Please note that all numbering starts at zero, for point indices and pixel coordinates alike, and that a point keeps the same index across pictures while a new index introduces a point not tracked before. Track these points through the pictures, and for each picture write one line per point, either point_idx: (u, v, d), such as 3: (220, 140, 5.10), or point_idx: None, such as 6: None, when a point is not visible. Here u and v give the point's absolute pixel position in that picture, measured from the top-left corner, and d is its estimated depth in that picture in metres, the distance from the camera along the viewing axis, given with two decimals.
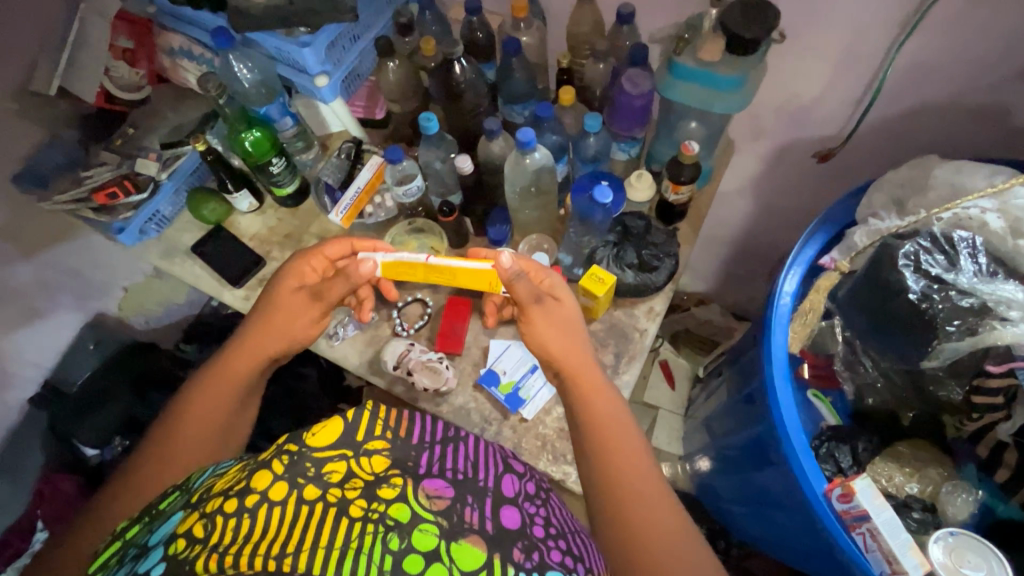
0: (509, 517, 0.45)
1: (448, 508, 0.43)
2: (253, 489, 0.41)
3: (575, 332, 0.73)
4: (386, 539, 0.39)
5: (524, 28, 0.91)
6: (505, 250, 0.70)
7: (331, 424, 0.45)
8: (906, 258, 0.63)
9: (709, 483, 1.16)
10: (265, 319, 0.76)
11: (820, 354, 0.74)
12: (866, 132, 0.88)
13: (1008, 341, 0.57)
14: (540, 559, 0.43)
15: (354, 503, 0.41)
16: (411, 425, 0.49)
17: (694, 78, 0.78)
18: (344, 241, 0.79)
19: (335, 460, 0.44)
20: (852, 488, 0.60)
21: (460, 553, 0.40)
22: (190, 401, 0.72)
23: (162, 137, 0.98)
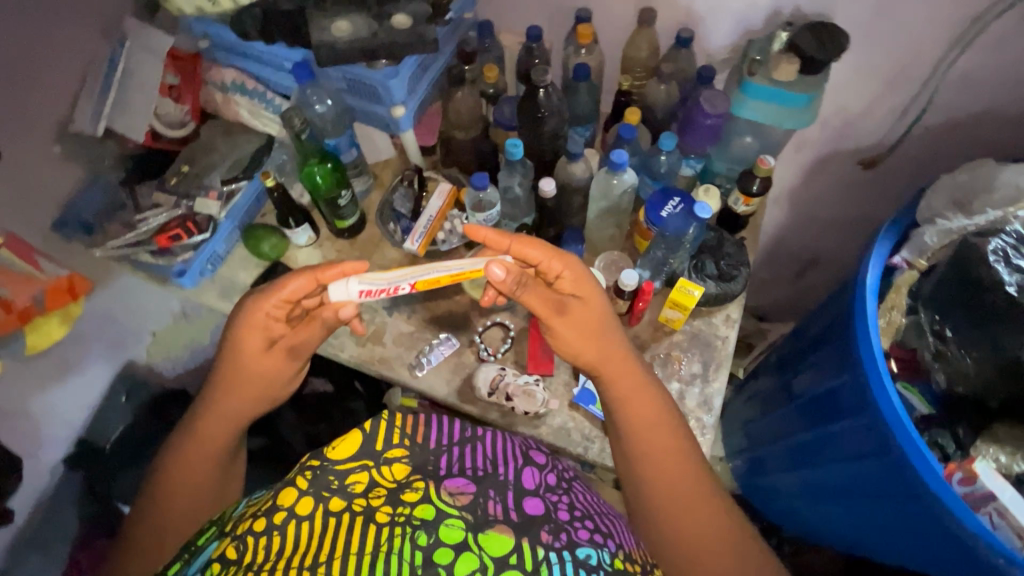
0: (532, 508, 0.54)
1: (470, 503, 0.52)
2: (281, 507, 0.50)
3: (600, 325, 0.74)
4: (415, 536, 0.47)
5: (584, 54, 0.94)
6: (495, 267, 0.69)
7: (351, 438, 0.56)
8: (995, 254, 0.69)
9: (763, 481, 1.20)
10: (237, 379, 0.76)
11: (906, 347, 0.80)
12: (910, 141, 0.94)
13: None
14: (568, 538, 0.51)
15: (379, 509, 0.50)
16: (426, 436, 0.60)
17: (768, 97, 0.83)
18: (308, 276, 0.72)
19: (355, 471, 0.53)
20: (975, 471, 0.67)
21: (489, 541, 0.48)
22: (180, 469, 0.76)
23: (221, 174, 0.95)
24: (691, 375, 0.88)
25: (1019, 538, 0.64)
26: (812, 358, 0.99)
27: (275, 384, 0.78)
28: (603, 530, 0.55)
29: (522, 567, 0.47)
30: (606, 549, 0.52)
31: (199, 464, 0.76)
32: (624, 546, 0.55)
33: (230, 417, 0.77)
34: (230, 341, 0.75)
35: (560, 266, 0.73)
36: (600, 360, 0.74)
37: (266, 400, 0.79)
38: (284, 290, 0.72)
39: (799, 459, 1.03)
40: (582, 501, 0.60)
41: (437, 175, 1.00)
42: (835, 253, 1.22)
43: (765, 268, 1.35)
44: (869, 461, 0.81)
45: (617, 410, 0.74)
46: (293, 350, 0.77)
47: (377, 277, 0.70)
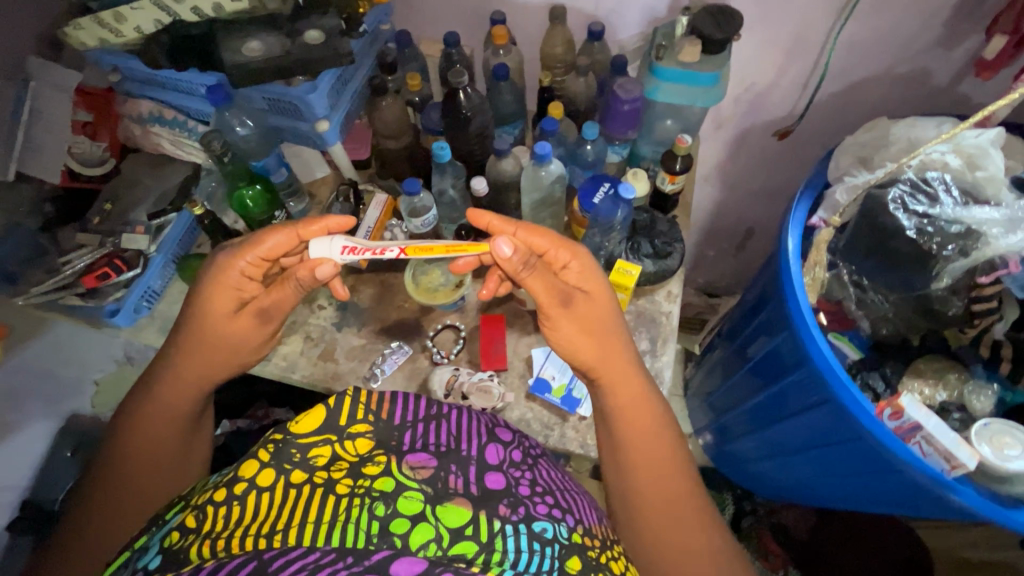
0: (494, 483, 0.56)
1: (431, 476, 0.53)
2: (243, 478, 0.51)
3: (605, 327, 0.75)
4: (374, 506, 0.48)
5: (503, 54, 0.96)
6: (506, 243, 0.69)
7: (314, 413, 0.57)
8: (895, 202, 0.74)
9: (730, 449, 1.23)
10: (197, 343, 0.73)
11: (832, 301, 0.82)
12: (815, 110, 1.00)
13: (1003, 251, 0.69)
14: (525, 512, 0.53)
15: (339, 481, 0.51)
16: (392, 412, 0.61)
17: (678, 79, 0.87)
18: (289, 232, 0.72)
19: (319, 445, 0.55)
20: (901, 405, 0.70)
21: (445, 513, 0.49)
22: (141, 438, 0.73)
23: (147, 208, 0.93)
24: (640, 352, 0.90)
25: (947, 461, 0.68)
26: (758, 321, 1.03)
27: (244, 347, 0.75)
28: (562, 504, 0.57)
29: (477, 537, 0.48)
30: (564, 523, 0.54)
31: (158, 433, 0.73)
32: (583, 521, 0.57)
33: (189, 386, 0.74)
34: (195, 306, 0.72)
35: (569, 257, 0.75)
36: (600, 361, 0.74)
37: (232, 367, 0.76)
38: (263, 246, 0.71)
39: (762, 420, 1.06)
40: (545, 477, 0.61)
41: (372, 187, 1.00)
42: (768, 222, 1.28)
43: (707, 245, 1.41)
44: (818, 412, 0.85)
45: (613, 411, 0.74)
46: (263, 313, 0.74)
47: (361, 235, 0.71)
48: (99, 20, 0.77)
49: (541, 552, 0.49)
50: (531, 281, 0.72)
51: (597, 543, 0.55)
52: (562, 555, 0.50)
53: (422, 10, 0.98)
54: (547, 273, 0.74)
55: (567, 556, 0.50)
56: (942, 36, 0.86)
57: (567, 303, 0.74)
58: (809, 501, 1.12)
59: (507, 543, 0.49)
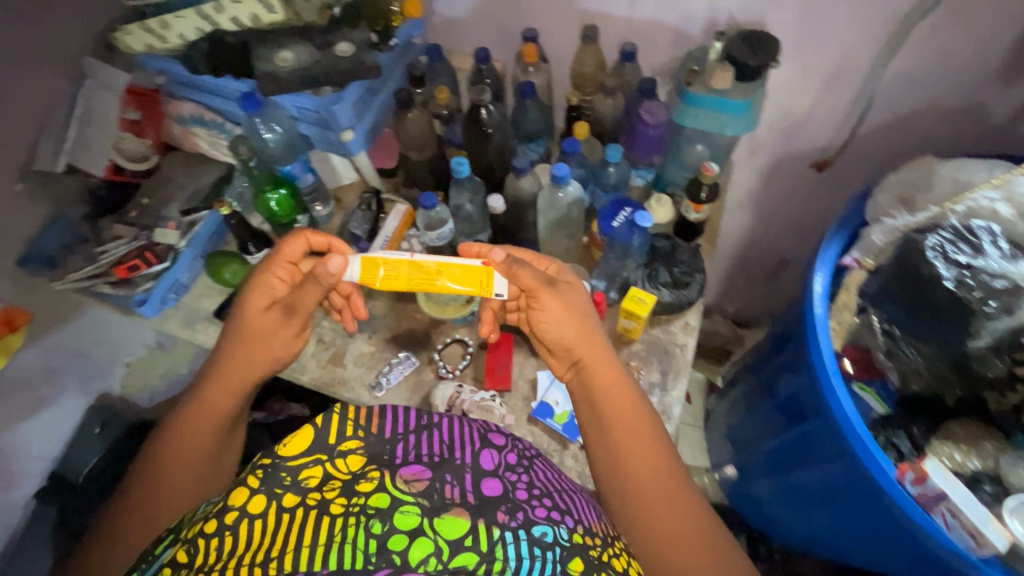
0: (490, 488, 0.51)
1: (427, 489, 0.48)
2: (233, 507, 0.47)
3: (588, 315, 0.73)
4: (369, 525, 0.44)
5: (532, 71, 0.95)
6: (499, 247, 0.74)
7: (303, 433, 0.52)
8: (933, 249, 0.68)
9: (746, 489, 1.18)
10: (238, 338, 0.75)
11: (859, 347, 0.79)
12: (857, 142, 0.95)
13: None
14: (525, 517, 0.49)
15: (334, 500, 0.47)
16: (381, 426, 0.55)
17: (707, 105, 0.84)
18: (299, 238, 0.75)
19: (309, 466, 0.50)
20: (925, 471, 0.66)
21: (443, 525, 0.45)
22: (184, 431, 0.74)
23: (180, 205, 0.97)
24: (650, 383, 0.87)
25: (973, 538, 0.63)
26: (783, 359, 0.99)
27: (277, 346, 0.76)
28: (561, 507, 0.52)
29: (477, 548, 0.44)
30: (564, 526, 0.50)
31: (200, 427, 0.74)
32: (584, 521, 0.52)
33: (233, 380, 0.75)
34: (235, 307, 0.75)
35: (547, 262, 0.78)
36: (583, 345, 0.72)
37: (268, 364, 0.76)
38: (285, 253, 0.75)
39: (782, 463, 1.00)
40: (544, 479, 0.56)
41: (395, 197, 1.01)
42: (804, 255, 1.22)
43: (738, 273, 1.35)
44: (835, 465, 0.81)
45: (596, 395, 0.71)
46: (290, 308, 0.75)
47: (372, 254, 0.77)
48: (146, 27, 0.82)
49: (543, 557, 0.46)
50: (521, 271, 0.72)
51: (598, 543, 0.51)
52: (565, 558, 0.47)
53: (456, 25, 0.99)
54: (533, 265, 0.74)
55: (569, 559, 0.47)
56: (1001, 72, 0.80)
57: (555, 289, 0.72)
58: (833, 552, 1.01)
59: (508, 551, 0.45)
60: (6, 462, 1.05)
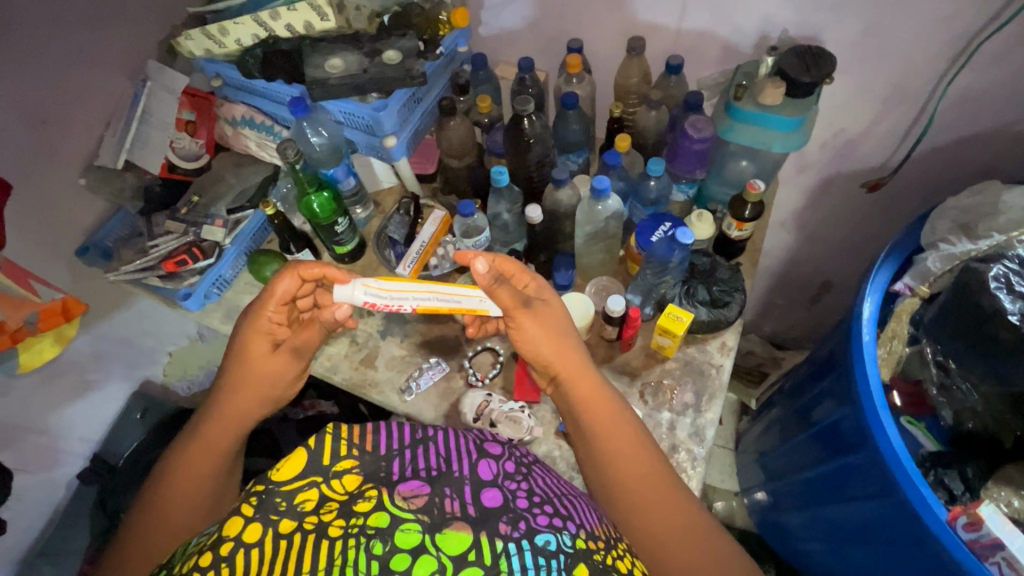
0: (490, 500, 0.54)
1: (427, 504, 0.51)
2: (228, 536, 0.49)
3: (567, 329, 0.73)
4: (370, 546, 0.46)
5: (576, 82, 0.95)
6: (481, 258, 0.65)
7: (296, 458, 0.55)
8: (997, 281, 0.64)
9: (776, 519, 1.14)
10: (241, 382, 0.72)
11: (909, 380, 0.76)
12: (913, 164, 0.91)
13: None
14: (526, 526, 0.51)
15: (331, 523, 0.49)
16: (376, 442, 0.59)
17: (754, 120, 0.82)
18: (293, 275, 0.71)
19: (304, 490, 0.53)
20: (980, 516, 0.61)
21: (446, 541, 0.47)
22: (182, 471, 0.71)
23: (226, 204, 1.00)
24: (683, 404, 0.85)
25: None
26: (824, 386, 0.95)
27: (280, 387, 0.73)
28: (562, 513, 0.54)
29: (481, 562, 0.47)
30: (565, 532, 0.52)
31: (198, 466, 0.71)
32: (585, 526, 0.54)
33: (235, 419, 0.72)
34: (234, 350, 0.73)
35: (527, 279, 0.74)
36: (558, 359, 0.72)
37: (271, 401, 0.74)
38: (276, 294, 0.71)
39: (817, 495, 0.96)
40: (542, 486, 0.59)
41: (433, 202, 1.02)
42: (849, 278, 1.17)
43: (777, 293, 1.31)
44: (877, 502, 0.78)
45: (575, 410, 0.71)
46: (298, 350, 0.72)
47: (382, 289, 0.70)
48: (206, 33, 0.85)
49: (547, 566, 0.48)
50: (500, 292, 0.68)
51: (601, 546, 0.52)
52: (569, 565, 0.49)
53: (501, 34, 1.00)
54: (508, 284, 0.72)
55: (573, 566, 0.49)
56: None
57: (531, 308, 0.72)
58: None
59: (511, 563, 0.47)
60: (52, 441, 1.09)
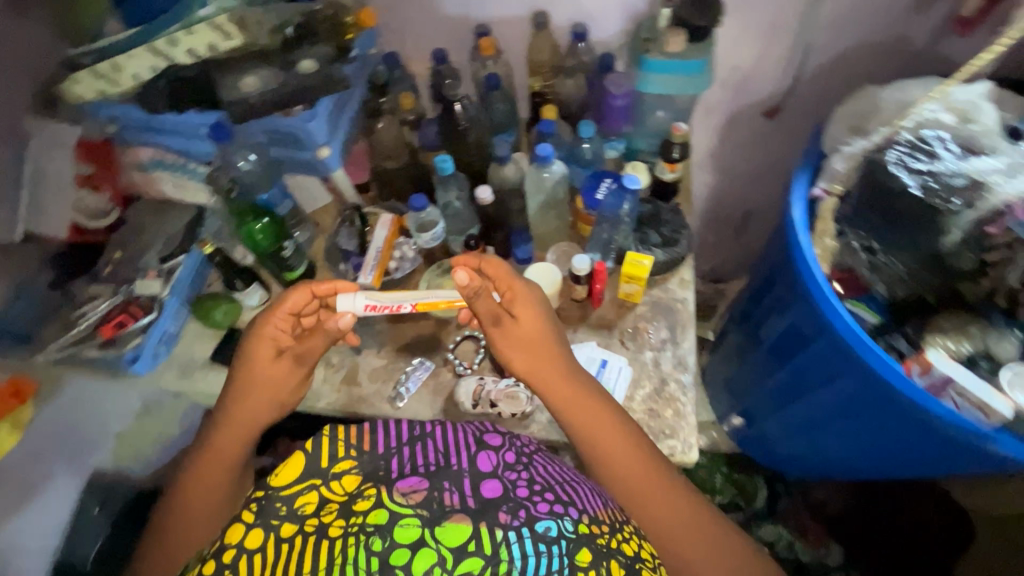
0: (490, 491, 0.57)
1: (425, 499, 0.54)
2: (230, 545, 0.53)
3: (538, 340, 0.76)
4: (370, 542, 0.50)
5: (491, 65, 0.97)
6: (462, 270, 0.70)
7: (295, 461, 0.59)
8: (895, 161, 0.76)
9: (753, 433, 1.25)
10: (249, 390, 0.74)
11: (843, 268, 0.83)
12: (800, 87, 1.02)
13: (1005, 201, 0.70)
14: (527, 514, 0.54)
15: (332, 524, 0.53)
16: (374, 441, 0.62)
17: (666, 70, 0.88)
18: (303, 289, 0.74)
19: (304, 493, 0.56)
20: (927, 360, 0.73)
21: (445, 533, 0.51)
22: (198, 477, 0.74)
23: (157, 252, 0.92)
24: (661, 341, 0.90)
25: (981, 411, 0.70)
26: (766, 299, 1.04)
27: (286, 393, 0.76)
28: (563, 499, 0.58)
29: (481, 552, 0.50)
30: (568, 518, 0.56)
31: (212, 471, 0.74)
32: (588, 511, 0.58)
33: (243, 426, 0.75)
34: (239, 360, 0.75)
35: (509, 286, 0.76)
36: (538, 370, 0.76)
37: (278, 407, 0.77)
38: (283, 306, 0.73)
39: (784, 397, 1.07)
40: (544, 473, 0.62)
41: (377, 209, 1.00)
42: (766, 203, 1.29)
43: (708, 232, 1.42)
44: (840, 383, 0.88)
45: (559, 414, 0.76)
46: (301, 355, 0.77)
47: (381, 293, 0.74)
48: (97, 73, 0.79)
49: (548, 552, 0.51)
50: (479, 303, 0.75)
51: (604, 530, 0.56)
52: (571, 551, 0.52)
53: (406, 31, 0.99)
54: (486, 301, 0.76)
55: (576, 550, 0.52)
56: (915, 2, 0.88)
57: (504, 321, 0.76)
58: (840, 470, 1.12)
59: (512, 551, 0.50)
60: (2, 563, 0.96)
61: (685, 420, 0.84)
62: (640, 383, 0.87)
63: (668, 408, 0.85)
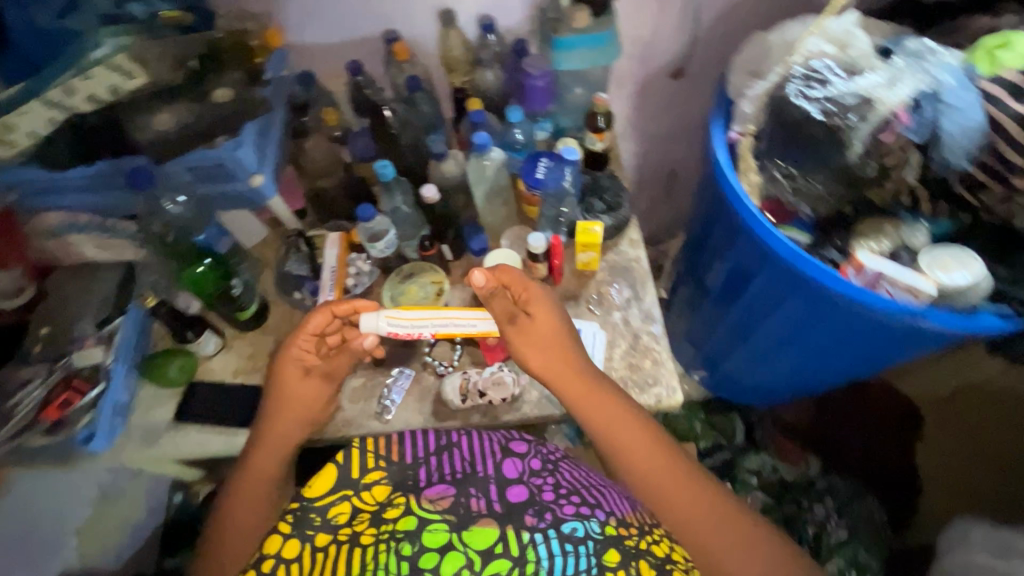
0: (517, 496, 0.66)
1: (453, 505, 0.63)
2: (269, 554, 0.64)
3: (553, 340, 0.78)
4: (401, 547, 0.59)
5: (408, 69, 0.98)
6: (477, 271, 0.75)
7: (327, 474, 0.68)
8: (795, 95, 0.83)
9: (721, 375, 1.32)
10: (280, 408, 0.77)
11: (771, 199, 0.91)
12: (698, 46, 1.10)
13: (891, 108, 0.77)
14: (551, 517, 0.63)
15: (364, 532, 0.63)
16: (402, 452, 0.71)
17: (578, 45, 0.93)
18: (326, 310, 0.77)
19: (337, 504, 0.66)
20: (859, 261, 0.81)
21: (472, 537, 0.59)
22: (234, 499, 0.75)
23: (93, 316, 0.84)
24: (626, 299, 0.95)
25: (911, 293, 0.79)
26: (705, 244, 1.11)
27: (316, 410, 0.79)
28: (587, 502, 0.66)
29: (508, 553, 0.59)
30: (594, 519, 0.64)
31: (249, 491, 0.75)
32: (615, 513, 0.66)
33: (279, 444, 0.77)
34: (270, 383, 0.78)
35: (524, 290, 0.78)
36: (555, 370, 0.77)
37: (311, 425, 0.79)
38: (307, 328, 0.76)
39: (742, 332, 1.14)
40: (568, 478, 0.70)
41: (321, 231, 0.98)
42: (687, 161, 1.38)
43: (641, 197, 1.49)
44: (788, 303, 0.95)
45: (574, 408, 0.77)
46: (328, 373, 0.80)
47: (402, 319, 0.76)
48: None
49: (574, 552, 0.60)
50: (494, 303, 0.79)
51: (632, 531, 0.64)
52: (597, 551, 0.60)
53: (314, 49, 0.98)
54: (501, 304, 0.79)
55: (604, 551, 0.61)
56: None
57: (518, 324, 0.78)
58: None
59: (538, 551, 0.59)
60: None
61: (665, 367, 0.89)
62: (616, 342, 0.91)
63: (646, 359, 0.90)
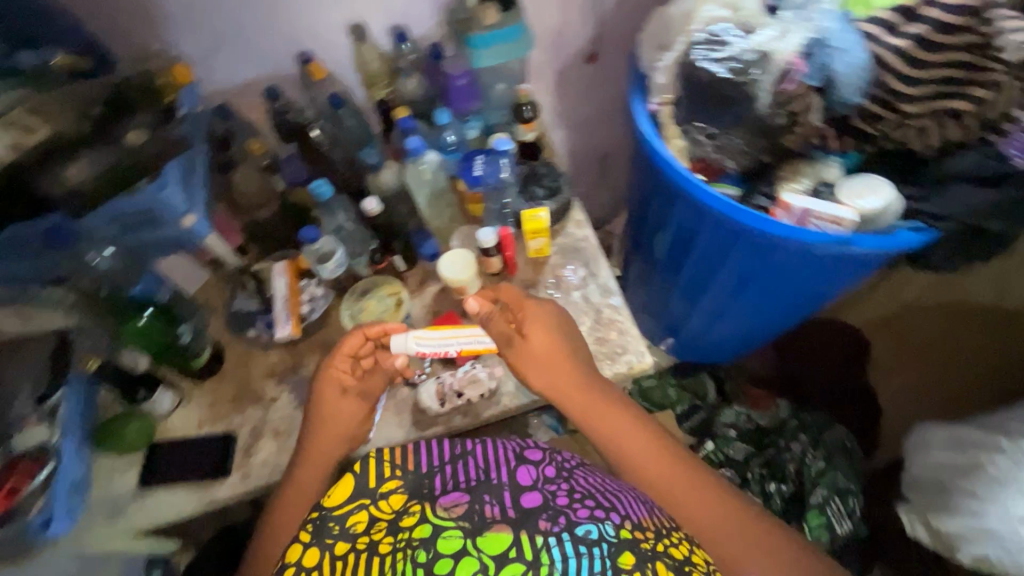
0: (530, 501, 0.65)
1: (467, 513, 0.63)
2: (291, 562, 0.65)
3: (551, 356, 0.79)
4: (416, 554, 0.58)
5: (327, 87, 0.97)
6: (471, 298, 0.79)
7: (344, 483, 0.70)
8: (700, 58, 0.88)
9: (683, 339, 1.38)
10: (319, 427, 0.79)
11: (697, 160, 0.98)
12: (606, 30, 1.15)
13: (787, 58, 0.83)
14: (567, 520, 0.62)
15: (382, 540, 0.63)
16: (418, 461, 0.73)
17: (491, 42, 0.95)
18: (358, 333, 0.80)
19: (356, 512, 0.68)
20: (785, 201, 0.87)
21: (486, 542, 0.58)
22: (277, 519, 0.79)
23: (26, 392, 0.74)
24: (582, 278, 0.97)
25: (838, 224, 0.85)
26: (645, 216, 1.15)
27: (353, 427, 0.81)
28: (602, 505, 0.65)
29: (522, 557, 0.57)
30: (608, 522, 0.62)
31: (291, 513, 0.78)
32: (630, 517, 0.65)
33: (317, 464, 0.78)
34: (311, 403, 0.81)
35: (522, 311, 0.81)
36: (557, 384, 0.80)
37: (349, 442, 0.81)
38: (342, 349, 0.80)
39: (695, 293, 1.19)
40: (583, 483, 0.69)
41: (265, 263, 0.96)
42: (615, 141, 1.43)
43: (579, 183, 1.53)
44: (731, 256, 1.01)
45: (574, 415, 0.81)
46: (365, 392, 0.82)
47: (430, 338, 0.81)
48: None
49: (588, 553, 0.59)
50: (495, 327, 0.82)
51: (647, 535, 0.63)
52: (613, 552, 0.59)
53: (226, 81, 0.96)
54: (499, 328, 0.82)
55: (616, 553, 0.59)
56: None
57: (515, 345, 0.81)
58: None
59: (553, 554, 0.58)
60: None
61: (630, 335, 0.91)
62: (580, 320, 0.93)
63: (611, 331, 0.92)
